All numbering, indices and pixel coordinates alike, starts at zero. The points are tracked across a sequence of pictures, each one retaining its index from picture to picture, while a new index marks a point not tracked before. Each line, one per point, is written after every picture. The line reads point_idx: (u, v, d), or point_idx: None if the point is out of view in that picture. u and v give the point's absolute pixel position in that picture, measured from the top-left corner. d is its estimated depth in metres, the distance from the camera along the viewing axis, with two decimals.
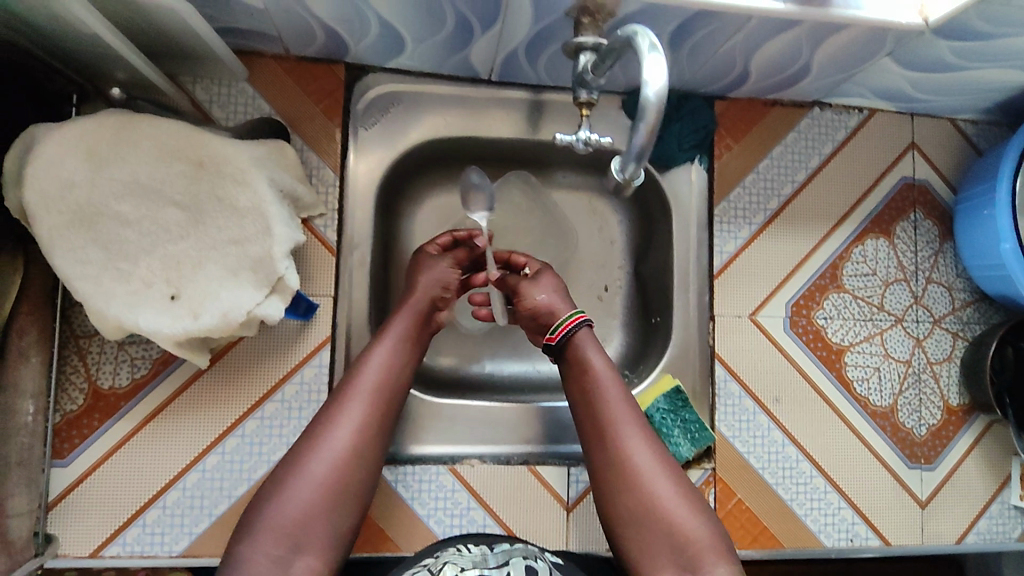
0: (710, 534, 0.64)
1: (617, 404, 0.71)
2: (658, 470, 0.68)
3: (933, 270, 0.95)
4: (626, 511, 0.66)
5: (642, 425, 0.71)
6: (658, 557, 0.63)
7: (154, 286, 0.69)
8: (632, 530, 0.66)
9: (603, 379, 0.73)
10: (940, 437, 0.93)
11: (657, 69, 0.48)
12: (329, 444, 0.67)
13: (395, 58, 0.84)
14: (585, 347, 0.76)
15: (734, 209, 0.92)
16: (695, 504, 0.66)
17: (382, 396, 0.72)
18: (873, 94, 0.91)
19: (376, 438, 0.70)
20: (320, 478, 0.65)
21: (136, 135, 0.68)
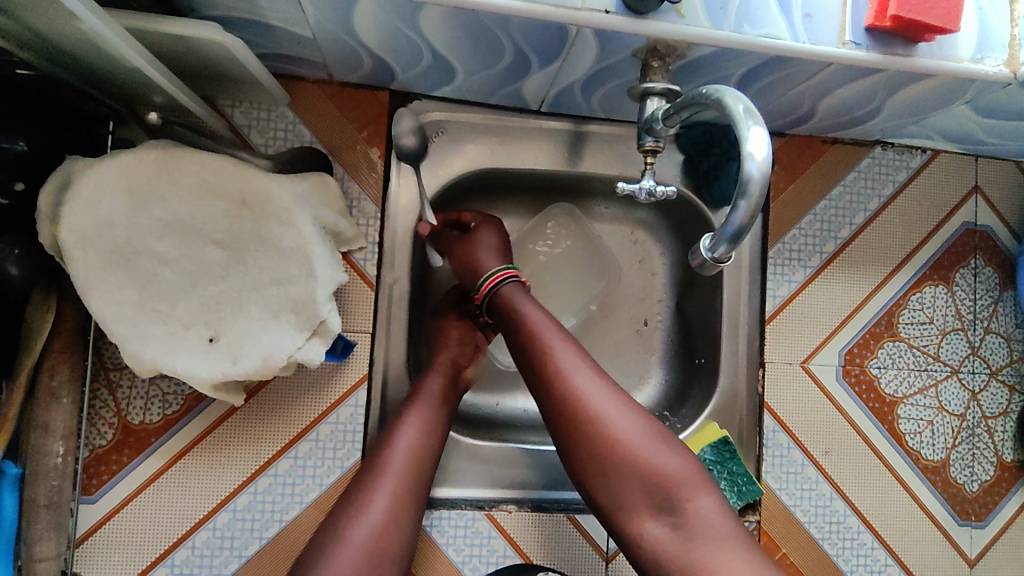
0: (686, 465, 0.63)
1: (564, 346, 0.67)
2: (618, 408, 0.64)
3: (992, 320, 0.91)
4: (594, 466, 0.63)
5: (589, 361, 0.67)
6: (636, 501, 0.62)
7: (192, 328, 0.66)
8: (605, 484, 0.63)
9: (545, 327, 0.69)
10: (991, 494, 0.90)
11: (760, 141, 0.44)
12: (365, 519, 0.64)
13: (443, 86, 0.80)
14: (517, 300, 0.72)
15: (789, 251, 0.88)
16: (664, 438, 0.64)
17: (416, 465, 0.69)
18: (940, 136, 0.87)
19: (411, 512, 0.67)
20: (355, 562, 0.61)
21: (177, 171, 0.65)
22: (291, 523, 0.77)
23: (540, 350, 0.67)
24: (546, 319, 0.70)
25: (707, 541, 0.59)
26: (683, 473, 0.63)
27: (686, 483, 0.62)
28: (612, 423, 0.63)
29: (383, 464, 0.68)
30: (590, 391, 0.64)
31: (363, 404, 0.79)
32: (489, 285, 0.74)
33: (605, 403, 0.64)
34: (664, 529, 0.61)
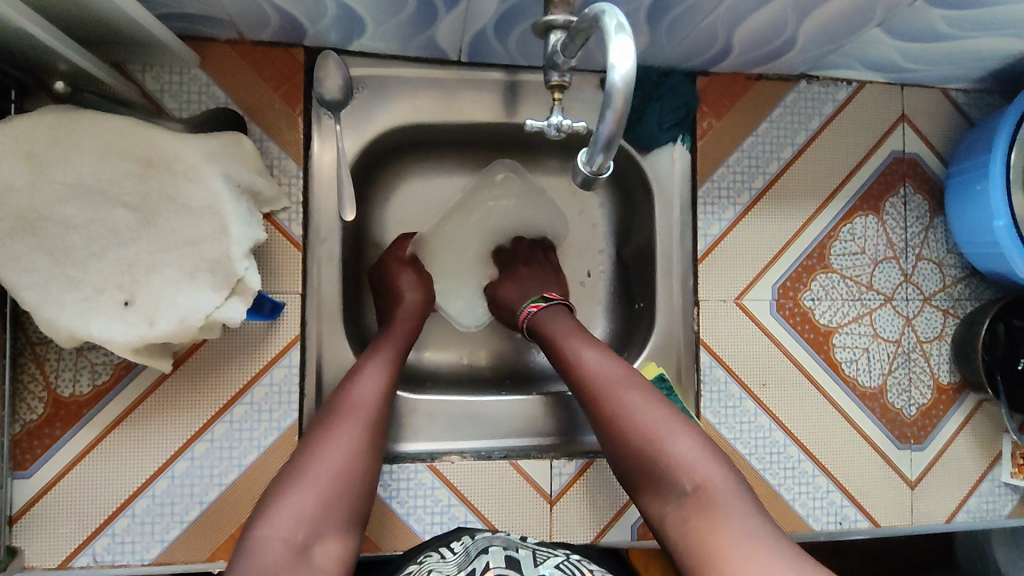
0: (703, 455, 0.61)
1: (585, 347, 0.72)
2: (643, 399, 0.66)
3: (924, 247, 0.92)
4: (618, 451, 0.66)
5: (614, 360, 0.70)
6: (658, 489, 0.62)
7: (106, 292, 0.65)
8: (633, 472, 0.64)
9: (571, 339, 0.74)
10: (930, 416, 0.92)
11: (625, 52, 0.43)
12: (339, 437, 0.65)
13: (357, 40, 0.79)
14: (547, 319, 0.80)
15: (718, 189, 0.88)
16: (686, 429, 0.63)
17: (382, 398, 0.71)
18: (862, 65, 0.87)
19: (378, 440, 0.69)
20: (323, 483, 0.61)
21: (77, 133, 0.64)
22: (231, 486, 0.77)
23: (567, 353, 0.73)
24: (573, 330, 0.76)
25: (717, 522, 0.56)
26: (699, 463, 0.61)
27: (698, 469, 0.60)
28: (631, 413, 0.65)
29: (351, 394, 0.70)
30: (612, 382, 0.67)
31: (297, 364, 0.79)
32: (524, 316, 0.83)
33: (625, 394, 0.66)
34: (678, 514, 0.59)
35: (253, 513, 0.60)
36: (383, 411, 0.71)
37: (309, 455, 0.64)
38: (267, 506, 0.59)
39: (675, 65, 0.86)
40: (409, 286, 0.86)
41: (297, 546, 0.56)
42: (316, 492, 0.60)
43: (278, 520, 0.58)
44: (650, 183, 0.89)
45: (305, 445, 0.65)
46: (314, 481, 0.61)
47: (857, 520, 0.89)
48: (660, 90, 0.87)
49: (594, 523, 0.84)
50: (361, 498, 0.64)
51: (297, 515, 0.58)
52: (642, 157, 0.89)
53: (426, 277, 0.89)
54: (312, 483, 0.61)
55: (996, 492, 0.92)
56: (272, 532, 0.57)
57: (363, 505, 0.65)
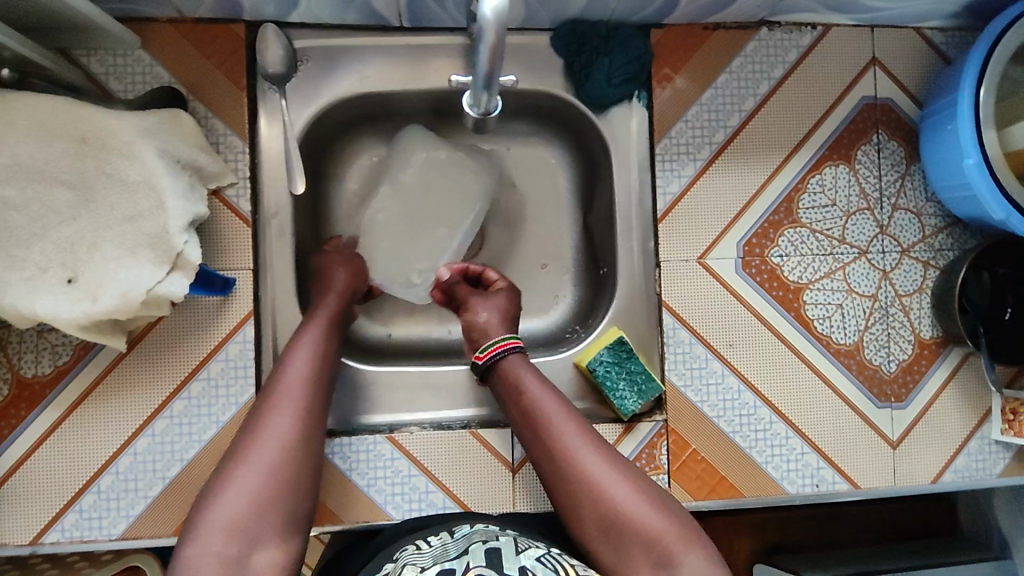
0: (679, 528, 0.60)
1: (552, 404, 0.70)
2: (609, 473, 0.64)
3: (900, 196, 0.88)
4: (589, 525, 0.63)
5: (582, 424, 0.69)
6: (629, 558, 0.60)
7: (50, 270, 0.66)
8: (599, 544, 0.62)
9: (542, 399, 0.71)
10: (911, 373, 0.87)
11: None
12: (267, 438, 0.64)
13: (295, 10, 0.78)
14: (517, 370, 0.74)
15: (676, 145, 0.85)
16: (658, 502, 0.62)
17: (313, 388, 0.70)
18: (822, 6, 0.83)
19: (316, 430, 0.67)
20: (251, 487, 0.60)
21: (11, 114, 0.65)
22: (192, 461, 0.79)
23: (535, 413, 0.70)
24: (541, 381, 0.73)
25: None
26: (672, 532, 0.60)
27: (676, 540, 0.59)
28: (597, 483, 0.63)
29: (279, 390, 0.68)
30: (578, 447, 0.66)
31: (251, 339, 0.80)
32: (494, 353, 0.76)
33: (597, 463, 0.65)
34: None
35: (188, 523, 0.59)
36: (315, 401, 0.69)
37: (237, 460, 0.62)
38: (199, 517, 0.58)
39: (625, 19, 0.83)
40: (337, 265, 0.84)
41: (230, 561, 0.56)
42: (248, 501, 0.59)
43: (210, 536, 0.57)
44: (607, 143, 0.88)
45: (236, 448, 0.64)
46: (243, 488, 0.60)
47: (835, 483, 0.86)
48: (610, 45, 0.84)
49: None
50: (304, 498, 0.63)
51: (229, 526, 0.57)
52: (598, 117, 0.87)
53: (354, 257, 0.86)
54: (243, 489, 0.60)
55: (986, 450, 0.88)
56: (205, 553, 0.56)
57: (306, 499, 0.63)
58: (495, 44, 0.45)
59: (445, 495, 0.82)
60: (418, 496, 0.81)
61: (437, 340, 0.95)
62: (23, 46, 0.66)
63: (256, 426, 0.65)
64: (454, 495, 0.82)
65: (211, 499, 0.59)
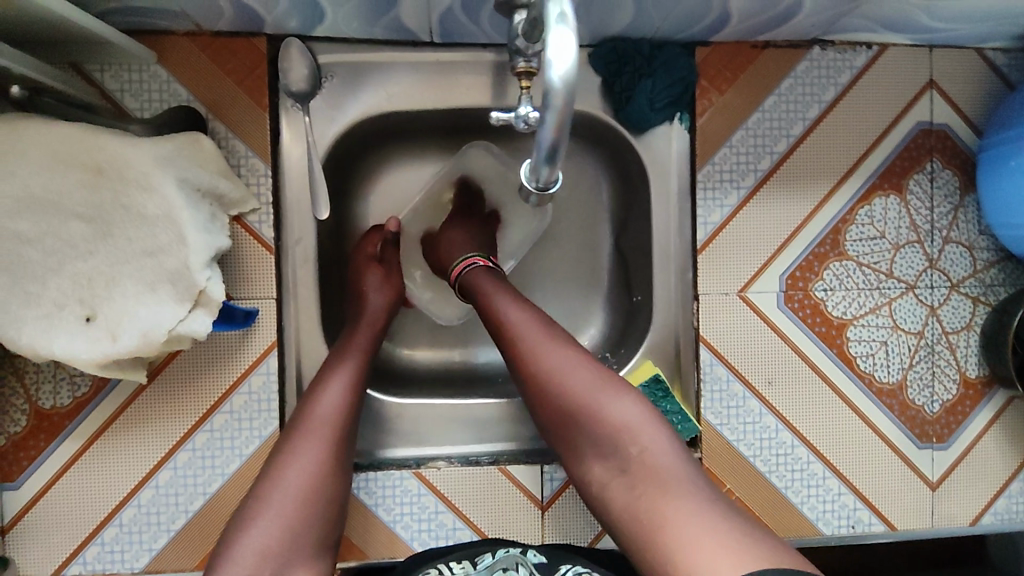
0: (639, 415, 0.60)
1: (508, 302, 0.68)
2: (564, 364, 0.63)
3: (952, 229, 0.84)
4: (549, 415, 0.63)
5: (539, 317, 0.67)
6: (588, 448, 0.61)
7: (67, 307, 0.63)
8: (560, 434, 0.63)
9: (500, 296, 0.69)
10: (954, 413, 0.84)
11: (565, 50, 0.39)
12: (299, 464, 0.60)
13: (320, 25, 0.73)
14: (480, 277, 0.74)
15: (719, 172, 0.81)
16: (616, 389, 0.61)
17: (348, 411, 0.65)
18: (881, 27, 0.77)
19: (347, 458, 0.64)
20: (285, 515, 0.56)
21: (24, 143, 0.61)
22: (214, 495, 0.76)
23: (493, 312, 0.68)
24: (502, 284, 0.71)
25: (653, 483, 0.57)
26: (634, 421, 0.60)
27: (634, 429, 0.59)
28: (556, 376, 0.62)
29: (312, 413, 0.64)
30: (535, 342, 0.64)
31: (275, 371, 0.77)
32: (461, 267, 0.77)
33: (551, 354, 0.63)
34: (615, 475, 0.59)
35: (217, 554, 0.55)
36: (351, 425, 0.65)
37: (267, 489, 0.58)
38: (230, 545, 0.55)
39: (669, 37, 0.78)
40: (375, 288, 0.78)
41: None
42: (279, 531, 0.55)
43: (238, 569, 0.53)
44: (645, 167, 0.83)
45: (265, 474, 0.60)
46: (275, 515, 0.56)
47: (872, 524, 0.84)
48: (654, 66, 0.79)
49: (589, 528, 0.81)
50: (331, 527, 0.60)
51: (259, 560, 0.53)
52: (636, 139, 0.82)
53: (396, 274, 0.81)
54: (274, 515, 0.56)
55: None
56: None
57: (334, 529, 0.60)
58: (563, 113, 0.41)
59: (472, 531, 0.80)
60: (445, 533, 0.79)
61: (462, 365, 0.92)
62: (34, 70, 0.62)
63: (287, 451, 0.61)
64: (481, 532, 0.80)
65: (242, 526, 0.56)
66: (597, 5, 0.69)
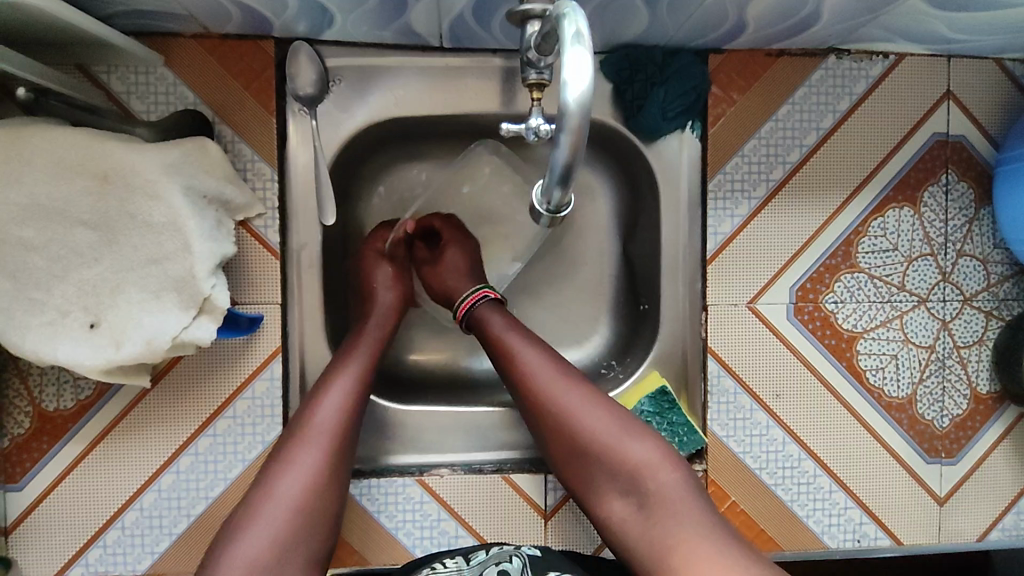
0: (655, 453, 0.61)
1: (520, 339, 0.68)
2: (579, 402, 0.63)
3: (966, 242, 0.82)
4: (564, 452, 0.64)
5: (552, 356, 0.67)
6: (604, 485, 0.62)
7: (71, 314, 0.63)
8: (576, 471, 0.64)
9: (507, 332, 0.70)
10: (964, 429, 0.83)
11: (581, 70, 0.38)
12: (296, 469, 0.59)
13: (328, 29, 0.72)
14: (486, 314, 0.73)
15: (730, 182, 0.80)
16: (631, 427, 0.62)
17: (350, 413, 0.64)
18: (899, 37, 0.76)
19: (344, 467, 0.62)
20: (274, 522, 0.55)
21: (29, 149, 0.60)
22: (217, 499, 0.76)
23: (505, 350, 0.68)
24: (513, 320, 0.72)
25: (670, 518, 0.58)
26: (650, 460, 0.61)
27: (651, 467, 0.60)
28: (572, 415, 0.63)
29: (312, 416, 0.63)
30: (550, 381, 0.65)
31: (279, 376, 0.77)
32: (467, 303, 0.75)
33: (564, 394, 0.64)
34: (630, 511, 0.60)
35: (208, 556, 0.55)
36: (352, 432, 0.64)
37: (262, 492, 0.57)
38: (223, 546, 0.54)
39: (682, 45, 0.77)
40: (386, 282, 0.77)
41: None
42: (271, 537, 0.55)
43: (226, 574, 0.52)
44: (655, 176, 0.82)
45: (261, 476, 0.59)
46: (265, 525, 0.55)
47: (877, 538, 0.83)
48: (666, 73, 0.78)
49: (592, 537, 0.81)
50: (325, 533, 0.59)
51: (249, 566, 0.53)
52: (646, 147, 0.81)
53: (406, 272, 0.81)
54: (265, 524, 0.55)
55: None
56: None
57: (326, 539, 0.59)
58: (577, 134, 0.41)
59: (475, 539, 0.80)
60: (447, 540, 0.79)
61: (467, 371, 0.91)
62: (38, 76, 0.61)
63: (284, 454, 0.60)
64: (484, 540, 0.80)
65: (234, 531, 0.55)
66: (610, 13, 0.67)
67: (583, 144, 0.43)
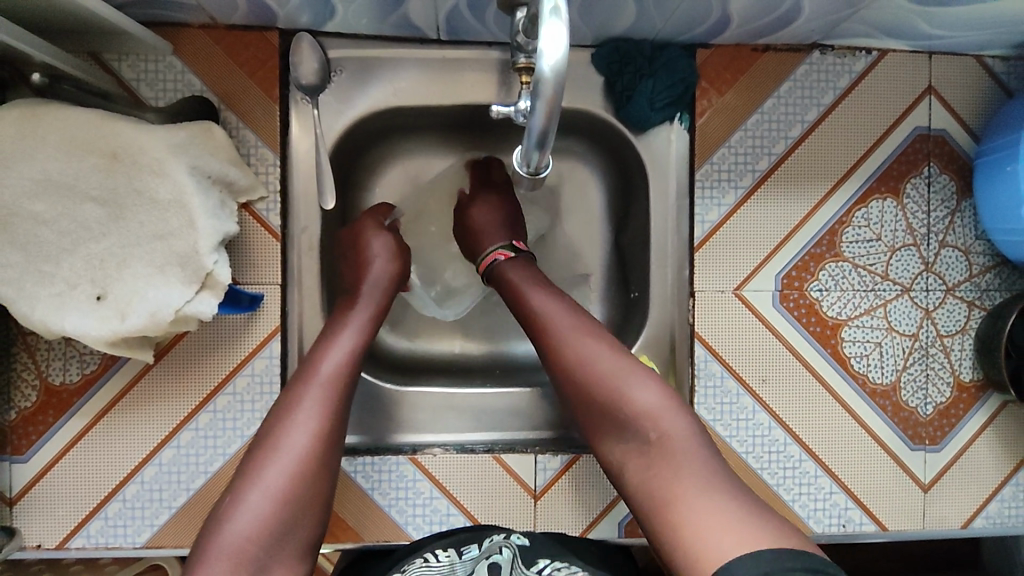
0: (661, 400, 0.61)
1: (543, 293, 0.70)
2: (591, 347, 0.65)
3: (948, 233, 0.84)
4: (575, 397, 0.66)
5: (573, 308, 0.69)
6: (611, 431, 0.63)
7: (79, 287, 0.66)
8: (586, 420, 0.65)
9: (528, 284, 0.72)
10: (948, 416, 0.85)
11: (555, 42, 0.41)
12: (282, 453, 0.59)
13: (330, 21, 0.75)
14: (511, 267, 0.76)
15: (717, 171, 0.82)
16: (639, 374, 0.63)
17: (338, 398, 0.64)
18: (880, 33, 0.78)
19: (334, 448, 0.63)
20: (264, 509, 0.56)
21: (43, 128, 0.64)
22: (215, 474, 0.78)
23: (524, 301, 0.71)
24: (535, 275, 0.74)
25: (669, 465, 0.58)
26: (655, 405, 0.61)
27: (655, 413, 0.60)
28: (583, 359, 0.65)
29: (299, 401, 0.63)
30: (562, 327, 0.67)
31: (278, 355, 0.79)
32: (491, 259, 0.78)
33: (575, 339, 0.66)
34: (634, 456, 0.61)
35: (198, 541, 0.56)
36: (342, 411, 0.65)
37: (248, 478, 0.58)
38: (214, 530, 0.55)
39: (670, 39, 0.80)
40: (381, 255, 0.78)
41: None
42: (258, 521, 0.55)
43: (214, 562, 0.53)
44: (645, 166, 0.85)
45: (248, 460, 0.60)
46: (256, 510, 0.56)
47: (862, 523, 0.84)
48: (654, 67, 0.81)
49: (581, 519, 0.82)
50: (317, 516, 0.60)
51: (235, 551, 0.54)
52: (636, 138, 0.84)
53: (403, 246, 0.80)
54: (255, 509, 0.56)
55: (1019, 498, 0.86)
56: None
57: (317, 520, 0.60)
58: (552, 105, 0.45)
59: (466, 518, 0.81)
60: (439, 518, 0.81)
61: (461, 357, 0.93)
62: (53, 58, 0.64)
63: (270, 439, 0.60)
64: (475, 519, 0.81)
65: (221, 515, 0.56)
66: (599, 6, 0.70)
67: (558, 113, 0.46)
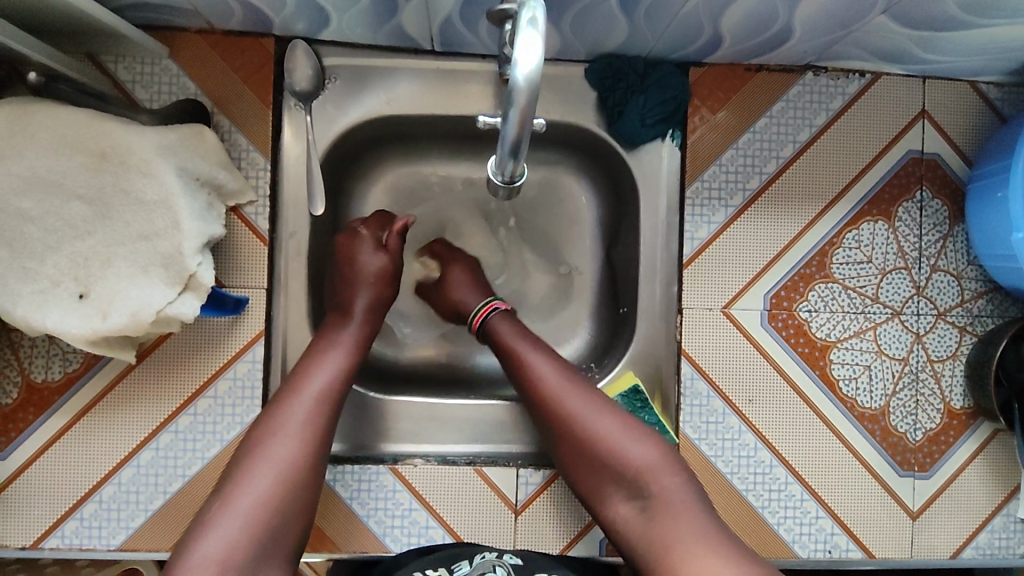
0: (656, 454, 0.63)
1: (536, 354, 0.71)
2: (584, 406, 0.67)
3: (940, 257, 0.84)
4: (574, 456, 0.67)
5: (564, 367, 0.71)
6: (611, 489, 0.64)
7: (62, 284, 0.66)
8: (586, 475, 0.66)
9: (518, 341, 0.73)
10: (937, 443, 0.84)
11: (532, 51, 0.42)
12: (268, 460, 0.59)
13: (325, 29, 0.76)
14: (500, 326, 0.76)
15: (708, 189, 0.82)
16: (635, 430, 0.65)
17: (326, 413, 0.64)
18: (874, 56, 0.79)
19: (321, 461, 0.62)
20: (246, 514, 0.56)
21: (34, 126, 0.65)
22: (193, 478, 0.78)
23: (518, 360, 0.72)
24: (525, 331, 0.75)
25: (666, 519, 0.59)
26: (651, 460, 0.63)
27: (652, 467, 0.62)
28: (580, 419, 0.66)
29: (291, 411, 0.63)
30: (557, 388, 0.68)
31: (261, 359, 0.79)
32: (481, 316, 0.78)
33: (571, 400, 0.67)
34: (633, 512, 0.62)
35: (179, 547, 0.55)
36: (326, 428, 0.64)
37: (236, 482, 0.58)
38: (193, 538, 0.55)
39: (664, 56, 0.80)
40: (362, 288, 0.75)
41: None
42: (243, 528, 0.55)
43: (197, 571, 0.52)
44: (636, 182, 0.85)
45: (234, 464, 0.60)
46: (237, 518, 0.56)
47: (849, 550, 0.83)
48: (646, 83, 0.81)
49: (559, 537, 0.81)
50: (301, 523, 0.60)
51: (222, 558, 0.53)
52: (627, 154, 0.84)
53: (395, 268, 0.78)
54: (237, 517, 0.56)
55: (1010, 528, 0.84)
56: None
57: (298, 533, 0.59)
58: (528, 111, 0.45)
59: (445, 531, 0.80)
60: (417, 530, 0.80)
61: (447, 367, 0.93)
62: (48, 57, 0.65)
63: (254, 449, 0.60)
64: (454, 532, 0.80)
65: (206, 520, 0.56)
66: (591, 22, 0.71)
67: (534, 116, 0.46)
